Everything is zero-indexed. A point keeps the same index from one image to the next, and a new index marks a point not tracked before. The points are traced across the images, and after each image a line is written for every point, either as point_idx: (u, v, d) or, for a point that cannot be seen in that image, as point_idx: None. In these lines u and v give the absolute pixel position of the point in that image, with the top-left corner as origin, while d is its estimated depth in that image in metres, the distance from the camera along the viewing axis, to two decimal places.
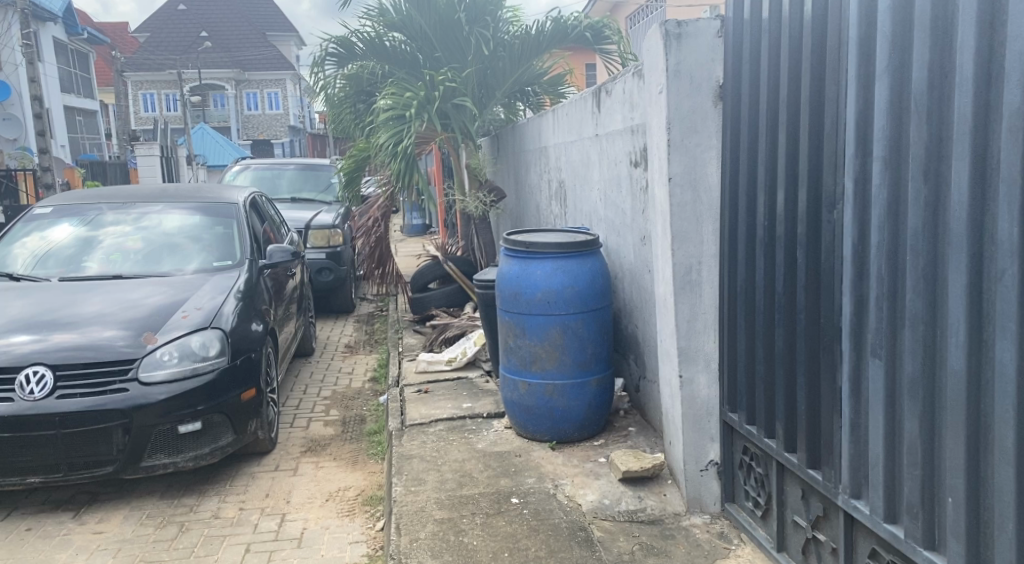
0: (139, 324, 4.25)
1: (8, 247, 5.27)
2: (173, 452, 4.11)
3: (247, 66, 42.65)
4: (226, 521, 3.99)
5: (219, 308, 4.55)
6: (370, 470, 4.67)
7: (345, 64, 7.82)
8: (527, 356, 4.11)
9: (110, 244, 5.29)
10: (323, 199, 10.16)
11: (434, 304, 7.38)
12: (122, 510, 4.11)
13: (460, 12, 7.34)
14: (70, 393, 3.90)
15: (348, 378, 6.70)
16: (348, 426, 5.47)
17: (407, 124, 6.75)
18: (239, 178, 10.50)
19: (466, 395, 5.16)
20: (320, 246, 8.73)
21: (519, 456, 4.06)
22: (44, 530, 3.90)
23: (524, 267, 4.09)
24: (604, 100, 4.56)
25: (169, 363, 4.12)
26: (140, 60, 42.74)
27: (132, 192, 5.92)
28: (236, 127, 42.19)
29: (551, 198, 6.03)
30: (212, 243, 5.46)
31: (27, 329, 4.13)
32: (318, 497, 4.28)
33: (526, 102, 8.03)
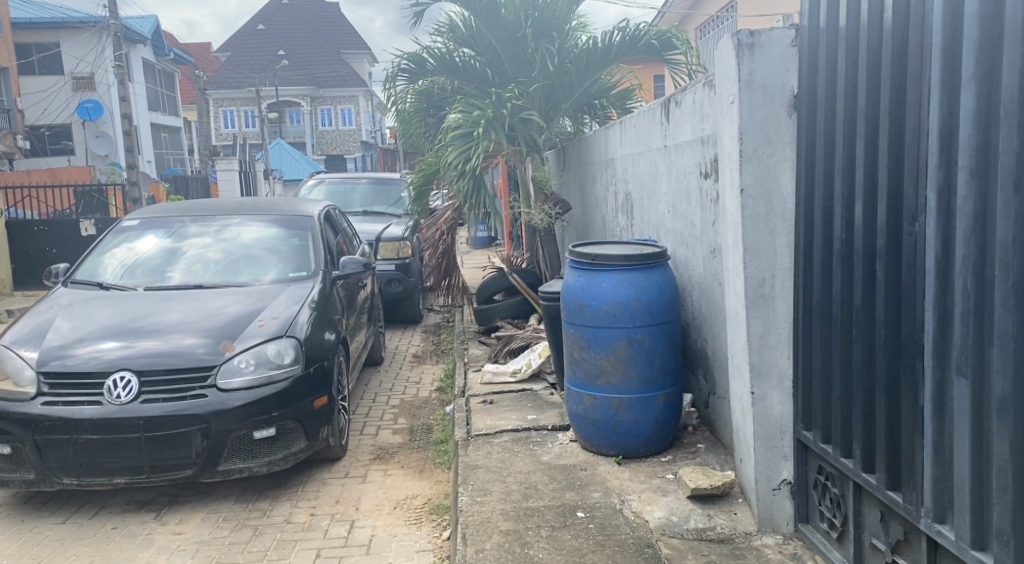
0: (219, 331, 4.40)
1: (99, 257, 5.52)
2: (248, 456, 4.22)
3: (321, 84, 43.79)
4: (298, 526, 4.07)
5: (294, 318, 4.67)
6: (437, 479, 4.71)
7: (416, 80, 7.90)
8: (592, 369, 4.09)
9: (192, 255, 5.49)
10: (393, 213, 10.34)
11: (499, 316, 7.43)
12: (200, 512, 4.24)
13: (526, 28, 7.50)
14: (153, 397, 4.05)
15: (415, 388, 6.78)
16: (416, 435, 5.53)
17: (475, 141, 6.77)
18: (313, 192, 10.77)
19: (532, 407, 5.17)
20: (390, 258, 8.88)
21: (585, 470, 4.04)
22: (128, 529, 4.05)
23: (590, 279, 4.08)
24: (673, 112, 4.52)
25: (246, 370, 4.24)
26: (221, 79, 44.41)
27: (214, 205, 6.13)
28: (311, 143, 43.26)
29: (618, 211, 6.00)
30: (288, 255, 5.61)
31: (115, 336, 4.32)
32: (386, 505, 4.33)
33: (593, 115, 7.97)
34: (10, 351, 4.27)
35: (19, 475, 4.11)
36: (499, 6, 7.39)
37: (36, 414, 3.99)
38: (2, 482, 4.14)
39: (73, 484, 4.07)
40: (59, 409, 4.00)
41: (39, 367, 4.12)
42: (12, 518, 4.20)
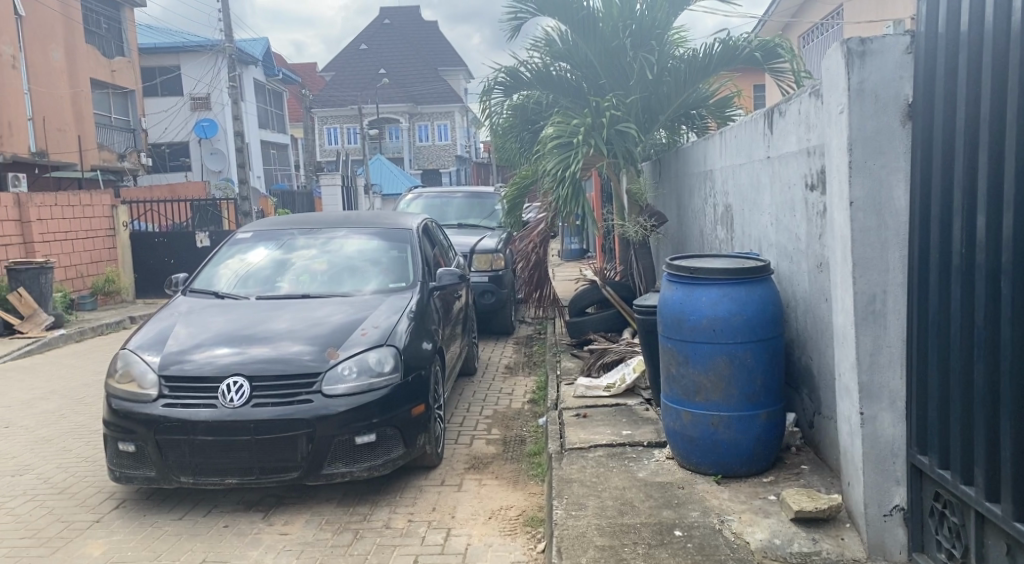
0: (324, 340, 4.55)
1: (214, 268, 5.80)
2: (350, 461, 4.35)
3: (420, 100, 44.81)
4: (397, 532, 4.15)
5: (393, 327, 4.79)
6: (532, 491, 4.71)
7: (512, 93, 8.03)
8: (690, 386, 4.02)
9: (300, 266, 5.70)
10: (487, 225, 10.46)
11: (592, 328, 7.42)
12: (304, 514, 4.38)
13: (624, 38, 7.47)
14: (262, 402, 4.23)
15: (508, 399, 6.82)
16: (509, 446, 5.56)
17: (574, 151, 6.79)
18: (411, 206, 11.03)
19: (626, 422, 5.11)
20: (484, 270, 8.98)
21: (682, 488, 3.96)
22: (239, 528, 4.22)
23: (689, 293, 4.02)
24: (777, 121, 4.41)
25: (349, 378, 4.37)
26: (325, 97, 46.09)
27: (319, 219, 6.36)
28: (409, 158, 44.24)
29: (717, 223, 5.89)
30: (389, 266, 5.75)
31: (229, 343, 4.53)
32: (481, 514, 4.37)
33: (691, 125, 7.84)
34: (135, 355, 4.54)
35: (142, 473, 4.35)
36: (597, 18, 7.42)
37: (158, 415, 4.22)
38: (127, 478, 4.39)
39: (190, 483, 4.28)
40: (178, 411, 4.21)
41: (160, 370, 4.36)
42: (135, 513, 4.46)
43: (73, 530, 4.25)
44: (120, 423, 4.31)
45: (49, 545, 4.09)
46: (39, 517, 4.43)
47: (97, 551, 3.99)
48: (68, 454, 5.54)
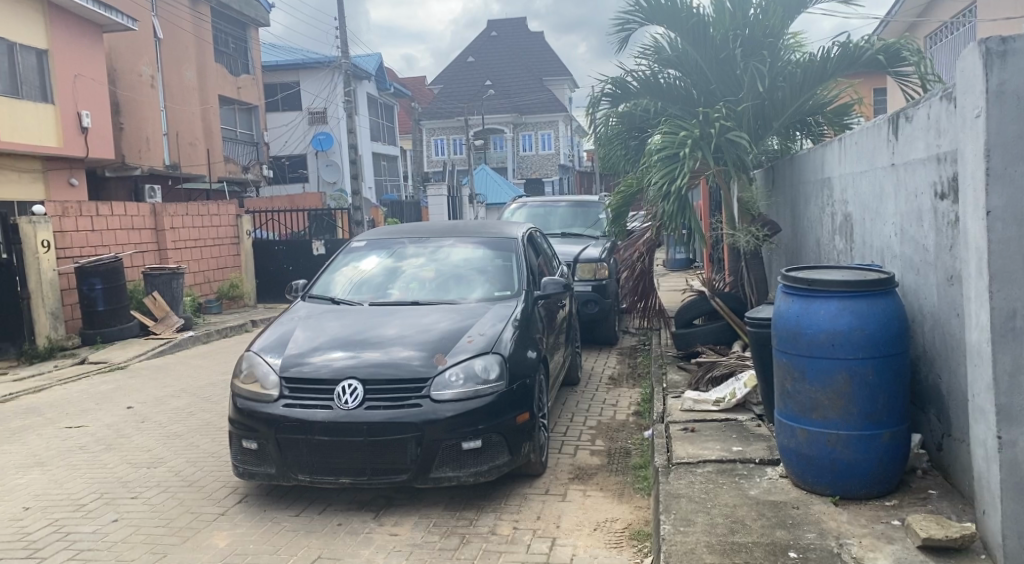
0: (433, 346, 4.65)
1: (330, 275, 6.02)
2: (457, 466, 4.40)
3: (525, 110, 45.23)
4: (502, 539, 4.18)
5: (499, 335, 4.84)
6: (637, 504, 4.64)
7: (620, 103, 7.94)
8: (807, 402, 3.87)
9: (410, 274, 5.84)
10: (592, 234, 10.44)
11: (700, 341, 7.26)
12: (412, 517, 4.46)
13: (735, 46, 7.36)
14: (374, 405, 4.35)
15: (612, 410, 6.76)
16: (614, 457, 5.51)
17: (680, 162, 6.69)
18: (515, 215, 11.12)
19: (736, 438, 4.97)
20: (587, 279, 8.95)
21: (797, 507, 3.81)
22: (351, 527, 4.35)
23: (806, 306, 3.88)
24: (903, 127, 4.21)
25: (456, 384, 4.44)
26: (433, 109, 47.16)
27: (427, 228, 6.50)
28: (512, 168, 44.69)
29: (836, 233, 5.65)
30: (495, 275, 5.81)
31: (343, 347, 4.68)
32: (587, 525, 4.34)
33: (805, 131, 7.48)
34: (258, 357, 4.75)
35: (263, 470, 4.54)
36: (708, 24, 7.38)
37: (278, 414, 4.41)
38: (250, 474, 4.59)
39: (306, 480, 4.44)
40: (297, 411, 4.38)
41: (281, 372, 4.54)
42: (256, 508, 4.66)
43: (202, 521, 4.48)
44: (243, 421, 4.52)
45: (180, 534, 4.32)
46: (171, 508, 4.69)
47: (222, 543, 4.19)
48: (196, 449, 5.85)
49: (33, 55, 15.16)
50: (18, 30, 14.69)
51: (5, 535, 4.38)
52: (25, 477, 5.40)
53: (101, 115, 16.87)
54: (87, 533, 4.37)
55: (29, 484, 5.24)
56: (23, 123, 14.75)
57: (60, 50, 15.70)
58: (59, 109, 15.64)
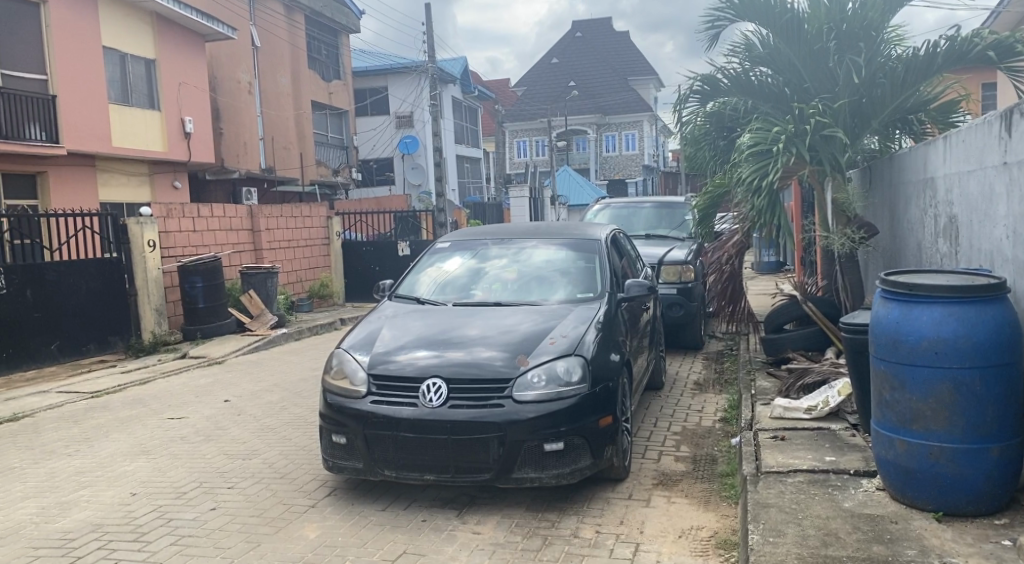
0: (515, 347, 4.65)
1: (415, 275, 6.10)
2: (539, 467, 4.40)
3: (609, 111, 44.99)
4: (585, 542, 4.15)
5: (582, 337, 4.81)
6: (724, 512, 4.53)
7: (708, 101, 7.75)
8: (906, 412, 3.69)
9: (493, 275, 5.87)
10: (677, 236, 10.27)
11: (790, 347, 7.04)
12: (495, 516, 4.48)
13: (829, 41, 7.14)
14: (458, 404, 4.38)
15: (698, 416, 6.63)
16: (699, 464, 5.39)
17: (773, 158, 6.49)
18: (599, 216, 11.04)
19: (829, 448, 4.80)
20: (672, 282, 8.80)
21: (896, 522, 3.64)
22: (435, 524, 4.40)
23: (906, 312, 3.70)
24: (1017, 123, 3.97)
25: (539, 385, 4.44)
26: (517, 111, 47.37)
27: (510, 229, 6.52)
28: (595, 168, 44.51)
29: (939, 235, 5.39)
30: (578, 277, 5.78)
31: (428, 345, 4.74)
32: (671, 532, 4.27)
33: (907, 131, 7.19)
34: (348, 354, 4.86)
35: (351, 464, 4.64)
36: (803, 20, 7.14)
37: (366, 410, 4.49)
38: (339, 468, 4.70)
39: (391, 476, 4.51)
40: (383, 408, 4.46)
41: (369, 368, 4.63)
42: (344, 501, 4.76)
43: (293, 513, 4.61)
44: (333, 416, 4.63)
45: (273, 524, 4.46)
46: (265, 499, 4.84)
47: (312, 534, 4.30)
48: (288, 442, 6.03)
49: (141, 65, 15.98)
50: (129, 42, 15.52)
51: (114, 519, 4.62)
52: (132, 465, 5.68)
53: (203, 121, 17.62)
54: (188, 520, 4.56)
55: (135, 471, 5.51)
56: (132, 129, 15.55)
57: (167, 59, 16.50)
58: (164, 115, 16.43)
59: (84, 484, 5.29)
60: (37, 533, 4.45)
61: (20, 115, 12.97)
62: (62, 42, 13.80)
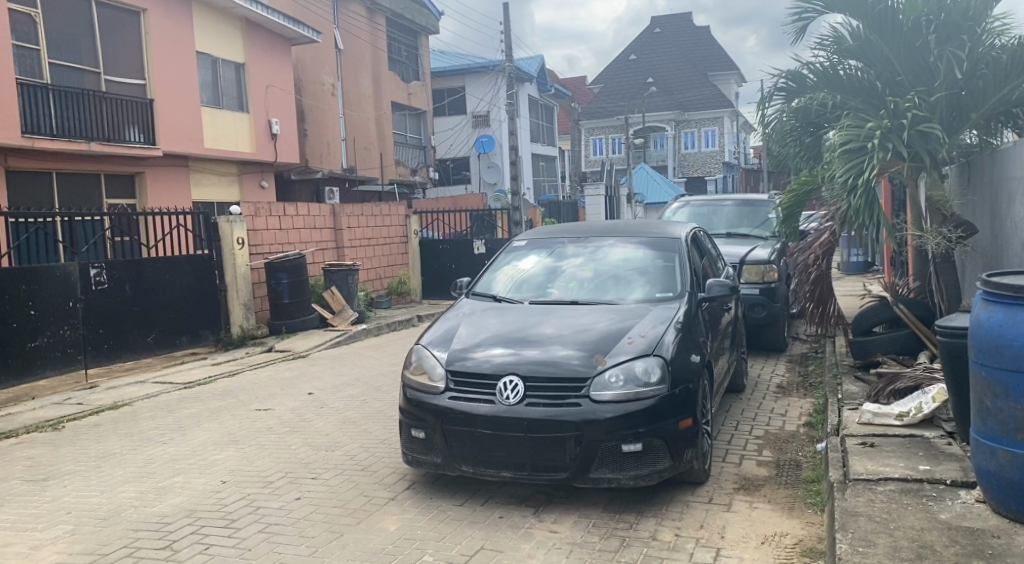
0: (592, 346, 4.62)
1: (492, 273, 6.12)
2: (616, 468, 4.36)
3: (688, 107, 44.31)
4: (664, 545, 4.09)
5: (661, 337, 4.74)
6: (809, 520, 4.39)
7: (794, 98, 7.62)
8: (1010, 421, 3.51)
9: (570, 273, 5.85)
10: (760, 235, 10.03)
11: (880, 350, 6.78)
12: (572, 515, 4.46)
13: (929, 34, 6.82)
14: (535, 401, 4.38)
15: (781, 420, 6.45)
16: (783, 469, 5.25)
17: (868, 155, 6.28)
18: (678, 215, 10.86)
19: (923, 456, 4.59)
20: (755, 282, 8.62)
21: (997, 537, 3.46)
22: (513, 521, 4.41)
23: (1012, 316, 3.50)
24: None
25: (616, 385, 4.39)
26: (594, 109, 47.16)
27: (588, 227, 6.49)
28: (673, 166, 43.95)
29: None
30: (656, 276, 5.71)
31: (504, 343, 4.75)
32: (753, 538, 4.16)
33: (1011, 125, 6.82)
34: (426, 350, 4.91)
35: (429, 459, 4.70)
36: (896, 12, 6.86)
37: (444, 406, 4.54)
38: (418, 462, 4.76)
39: (470, 471, 4.55)
40: (461, 404, 4.50)
41: (447, 365, 4.68)
42: (423, 495, 4.82)
43: (374, 505, 4.69)
44: (412, 411, 4.69)
45: (354, 515, 4.55)
46: (347, 490, 4.95)
47: (393, 526, 4.37)
48: (369, 435, 6.15)
49: (231, 69, 16.56)
50: (220, 46, 16.11)
51: (206, 505, 4.80)
52: (222, 453, 5.89)
53: (289, 122, 18.15)
54: (274, 508, 4.69)
55: (225, 460, 5.71)
56: (223, 131, 16.12)
57: (255, 63, 17.07)
58: (253, 118, 16.98)
59: (178, 470, 5.51)
60: (136, 516, 4.67)
61: (120, 119, 13.62)
62: (159, 48, 14.42)
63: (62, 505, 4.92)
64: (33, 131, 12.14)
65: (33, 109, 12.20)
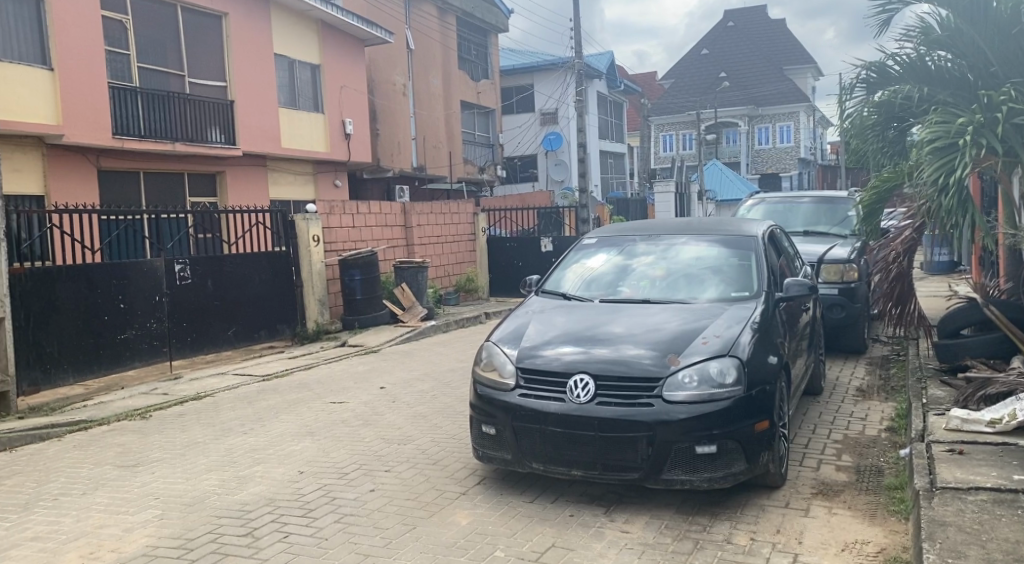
0: (665, 346, 4.55)
1: (561, 271, 6.10)
2: (690, 470, 4.30)
3: (762, 102, 43.35)
4: (739, 548, 4.01)
5: (736, 337, 4.64)
6: (892, 528, 4.24)
7: (876, 91, 7.34)
8: None
9: (641, 272, 5.78)
10: (839, 233, 9.73)
11: (969, 355, 6.51)
12: (644, 516, 4.42)
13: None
14: (606, 401, 4.35)
15: (861, 424, 6.25)
16: (864, 475, 5.08)
17: (959, 152, 6.02)
18: (752, 212, 10.62)
19: (1017, 466, 4.38)
20: (833, 281, 8.37)
21: None
22: (583, 519, 4.39)
23: None
24: None
25: (690, 386, 4.32)
26: (664, 105, 46.58)
27: (660, 225, 6.40)
28: (746, 162, 43.04)
29: None
30: (731, 275, 5.59)
31: (575, 341, 4.73)
32: (832, 545, 4.04)
33: None
34: (497, 347, 4.92)
35: (500, 455, 4.71)
36: None
37: (514, 403, 4.55)
38: (488, 458, 4.79)
39: (540, 469, 4.55)
40: (531, 402, 4.50)
41: (517, 362, 4.69)
42: (493, 491, 4.84)
43: (446, 498, 4.74)
44: (483, 407, 4.71)
45: (427, 508, 4.60)
46: (419, 483, 5.01)
47: (465, 520, 4.41)
48: (440, 430, 6.21)
49: (307, 70, 16.95)
50: (297, 48, 16.51)
51: (285, 494, 4.93)
52: (299, 444, 6.04)
53: (362, 122, 18.48)
54: (350, 500, 4.78)
55: (302, 451, 5.85)
56: (299, 131, 16.51)
57: (329, 63, 17.43)
58: (328, 118, 17.33)
59: (258, 460, 5.67)
60: (219, 503, 4.82)
61: (203, 120, 14.09)
62: (240, 51, 14.86)
63: (151, 491, 5.12)
64: (122, 132, 12.68)
65: (122, 111, 12.73)
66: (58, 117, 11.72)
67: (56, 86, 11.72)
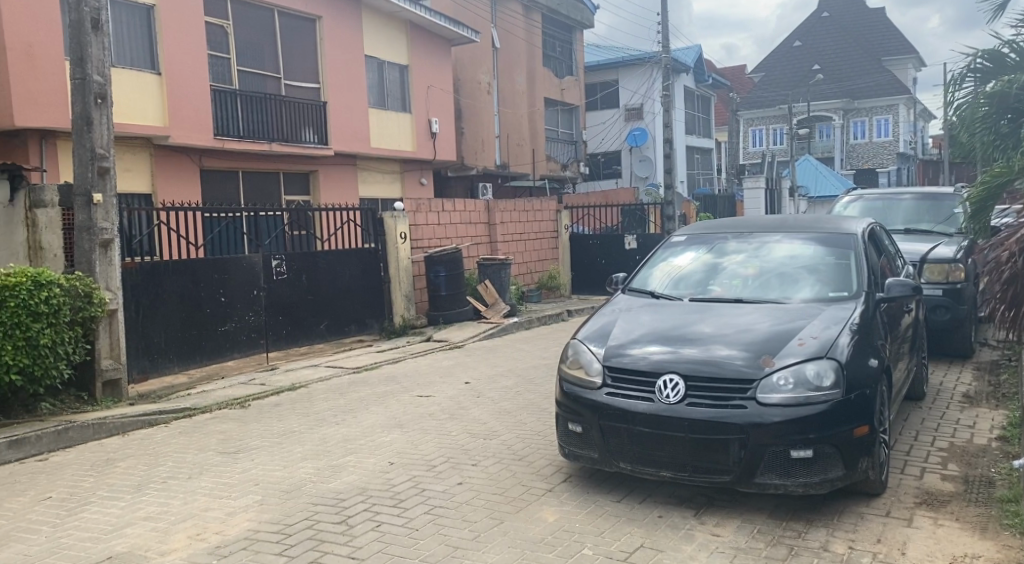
0: (758, 347, 4.43)
1: (649, 269, 6.01)
2: (784, 474, 4.17)
3: (858, 95, 41.73)
4: (837, 557, 3.87)
5: (834, 339, 4.48)
6: (1005, 543, 4.00)
7: (989, 81, 7.11)
8: None
9: (732, 270, 5.65)
10: (942, 232, 9.27)
11: None
12: (735, 520, 4.32)
13: None
14: (696, 401, 4.26)
15: (969, 432, 5.93)
16: (972, 486, 4.82)
17: None
18: (848, 209, 10.22)
19: None
20: (937, 281, 7.99)
21: None
22: (672, 521, 4.32)
23: None
24: None
25: (785, 389, 4.20)
26: (754, 99, 45.38)
27: (752, 223, 6.23)
28: (840, 157, 41.44)
29: None
30: (828, 275, 5.39)
31: (664, 340, 4.65)
32: (939, 557, 3.85)
33: None
34: (584, 345, 4.89)
35: (586, 453, 4.68)
36: None
37: (602, 402, 4.51)
38: (575, 456, 4.77)
39: (628, 468, 4.50)
40: (619, 401, 4.45)
41: (604, 360, 4.65)
42: (579, 489, 4.82)
43: (532, 494, 4.75)
44: (570, 405, 4.69)
45: (514, 504, 4.61)
46: (506, 478, 5.03)
47: (552, 517, 4.40)
48: (526, 427, 6.22)
49: (396, 70, 17.27)
50: (387, 49, 16.85)
51: (376, 484, 5.03)
52: (388, 436, 6.16)
53: (448, 120, 18.70)
54: (438, 492, 4.85)
55: (391, 442, 5.96)
56: (388, 130, 16.84)
57: (417, 63, 17.70)
58: (415, 117, 17.62)
59: (350, 450, 5.81)
60: (314, 491, 4.96)
61: (298, 121, 14.54)
62: (332, 53, 15.26)
63: (251, 477, 5.32)
64: (223, 133, 13.20)
65: (223, 113, 13.24)
66: (166, 119, 12.29)
67: (163, 90, 12.29)
